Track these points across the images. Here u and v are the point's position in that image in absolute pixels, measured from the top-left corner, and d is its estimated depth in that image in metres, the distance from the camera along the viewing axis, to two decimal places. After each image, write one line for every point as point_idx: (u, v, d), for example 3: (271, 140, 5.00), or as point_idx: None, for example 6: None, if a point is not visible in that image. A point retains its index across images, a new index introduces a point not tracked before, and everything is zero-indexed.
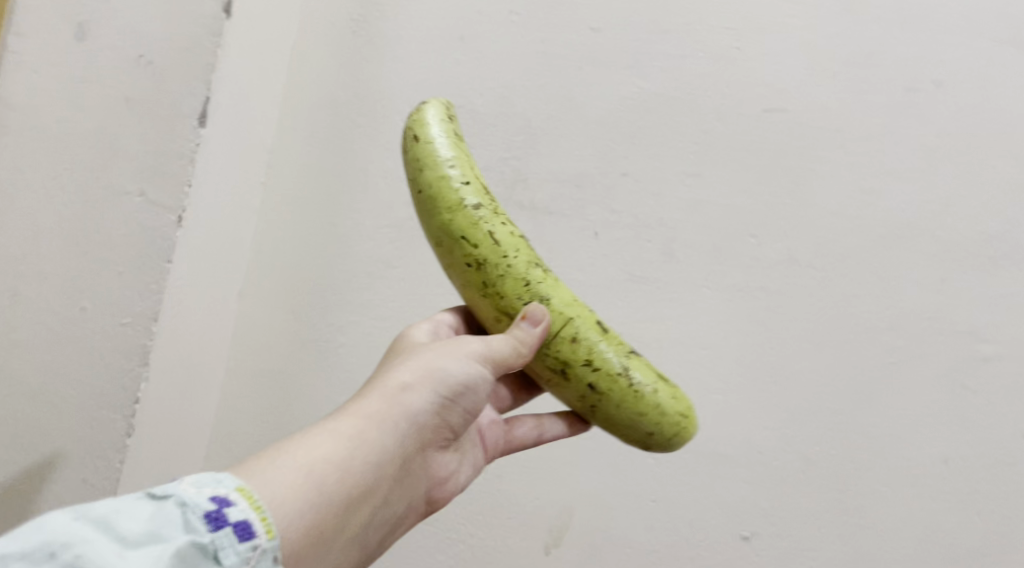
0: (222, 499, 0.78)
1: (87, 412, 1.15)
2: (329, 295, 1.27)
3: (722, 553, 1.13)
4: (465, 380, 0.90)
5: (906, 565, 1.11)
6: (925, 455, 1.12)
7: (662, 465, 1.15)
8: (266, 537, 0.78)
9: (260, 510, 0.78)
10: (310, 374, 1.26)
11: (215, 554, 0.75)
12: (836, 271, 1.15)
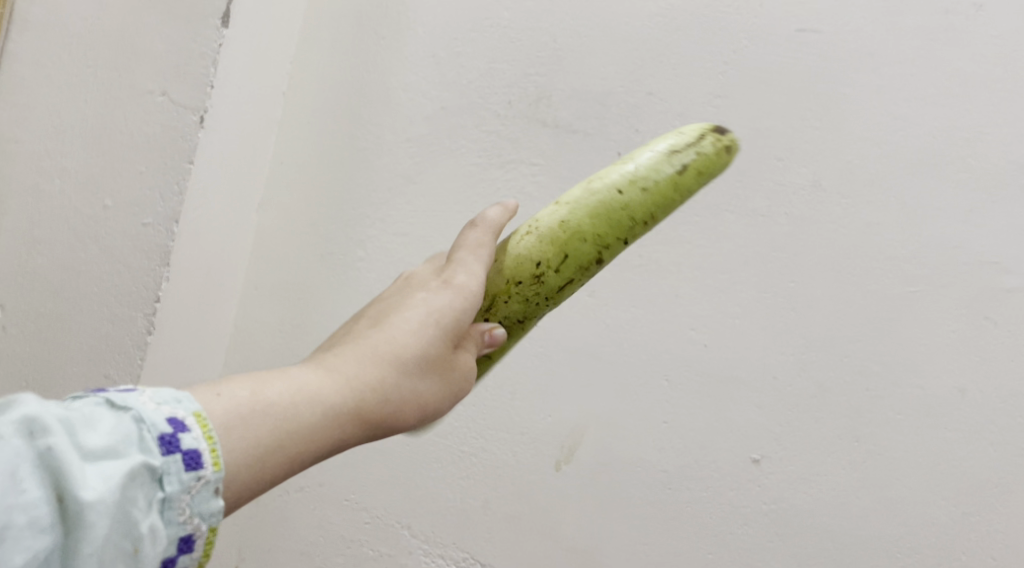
0: (177, 423, 0.74)
1: (110, 309, 1.18)
2: (348, 208, 1.27)
3: (732, 475, 1.13)
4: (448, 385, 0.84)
5: (918, 494, 1.10)
6: (941, 385, 1.11)
7: (675, 388, 1.15)
8: (212, 468, 0.74)
9: (210, 439, 0.75)
10: (326, 288, 1.26)
11: (160, 478, 0.72)
12: (860, 198, 1.14)
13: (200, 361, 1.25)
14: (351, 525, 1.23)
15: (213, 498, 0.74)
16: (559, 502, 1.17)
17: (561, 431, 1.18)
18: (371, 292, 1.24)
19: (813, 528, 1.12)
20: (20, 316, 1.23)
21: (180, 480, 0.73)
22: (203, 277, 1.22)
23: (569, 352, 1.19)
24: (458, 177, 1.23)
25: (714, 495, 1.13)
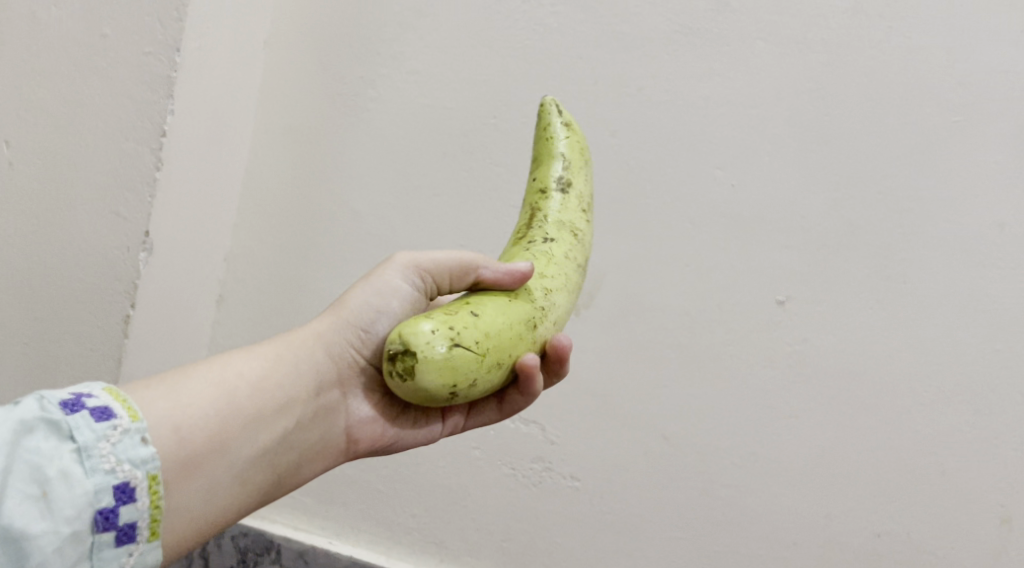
0: (81, 392, 0.90)
1: (113, 148, 1.35)
2: (393, 32, 1.50)
3: (762, 313, 1.38)
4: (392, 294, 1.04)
5: (948, 329, 1.33)
6: (987, 217, 1.32)
7: (722, 216, 1.39)
8: (128, 420, 0.90)
9: (124, 401, 0.91)
10: (359, 109, 1.51)
11: (71, 434, 0.87)
12: (902, 23, 1.35)
13: (211, 160, 1.44)
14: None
15: (137, 442, 0.90)
16: (629, 321, 1.42)
17: (619, 256, 1.43)
18: (454, 116, 1.48)
19: (838, 359, 1.36)
20: (56, 121, 1.38)
21: (99, 435, 0.88)
22: (213, 84, 1.40)
23: (626, 189, 1.43)
24: (525, 20, 1.46)
25: (756, 317, 1.38)
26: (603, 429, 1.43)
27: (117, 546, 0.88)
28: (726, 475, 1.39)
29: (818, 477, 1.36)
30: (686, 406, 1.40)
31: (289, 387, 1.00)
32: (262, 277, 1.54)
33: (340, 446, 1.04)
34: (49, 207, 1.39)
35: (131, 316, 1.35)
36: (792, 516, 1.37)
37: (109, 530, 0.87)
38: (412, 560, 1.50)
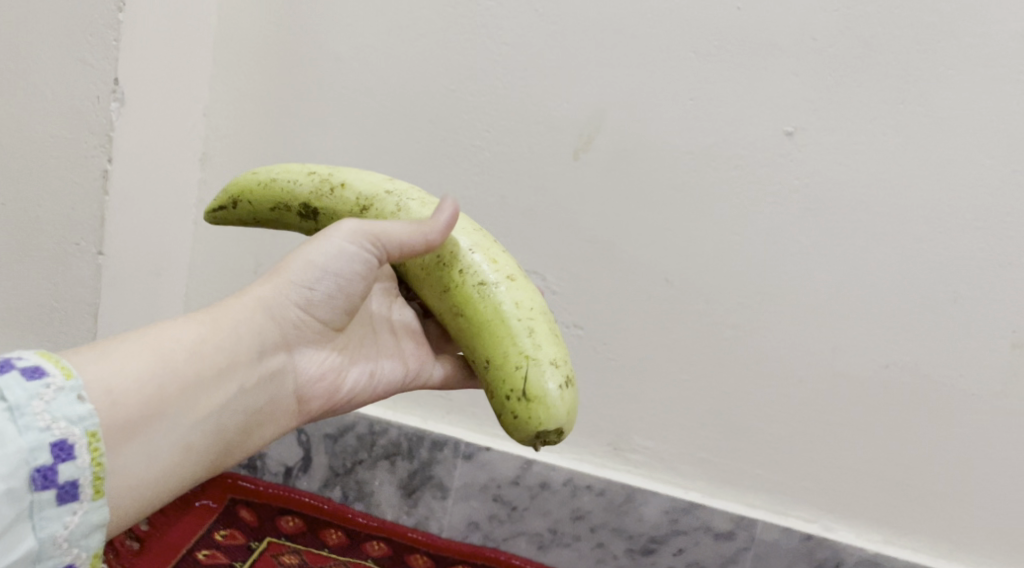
0: (11, 355, 0.94)
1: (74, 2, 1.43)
2: None
3: (773, 141, 1.47)
4: (328, 263, 1.10)
5: (965, 148, 1.43)
6: (1011, 29, 1.39)
7: (733, 46, 1.46)
8: (62, 378, 0.94)
9: (52, 363, 0.95)
10: None
11: (3, 394, 0.91)
12: None
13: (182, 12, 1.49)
14: (450, 187, 1.56)
15: (72, 398, 0.94)
16: (628, 164, 1.51)
17: (619, 96, 1.49)
18: None
19: (845, 186, 1.47)
20: None
21: (34, 394, 0.92)
22: None
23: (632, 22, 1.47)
24: None
25: (767, 152, 1.48)
26: (606, 277, 1.56)
27: (60, 505, 0.92)
28: (732, 316, 1.55)
29: (813, 312, 1.53)
30: (691, 251, 1.53)
31: (227, 351, 1.05)
32: (245, 131, 1.60)
33: (293, 405, 1.12)
34: (9, 60, 1.47)
35: (109, 171, 1.47)
36: (792, 348, 1.55)
37: (49, 488, 0.91)
38: (417, 415, 1.71)
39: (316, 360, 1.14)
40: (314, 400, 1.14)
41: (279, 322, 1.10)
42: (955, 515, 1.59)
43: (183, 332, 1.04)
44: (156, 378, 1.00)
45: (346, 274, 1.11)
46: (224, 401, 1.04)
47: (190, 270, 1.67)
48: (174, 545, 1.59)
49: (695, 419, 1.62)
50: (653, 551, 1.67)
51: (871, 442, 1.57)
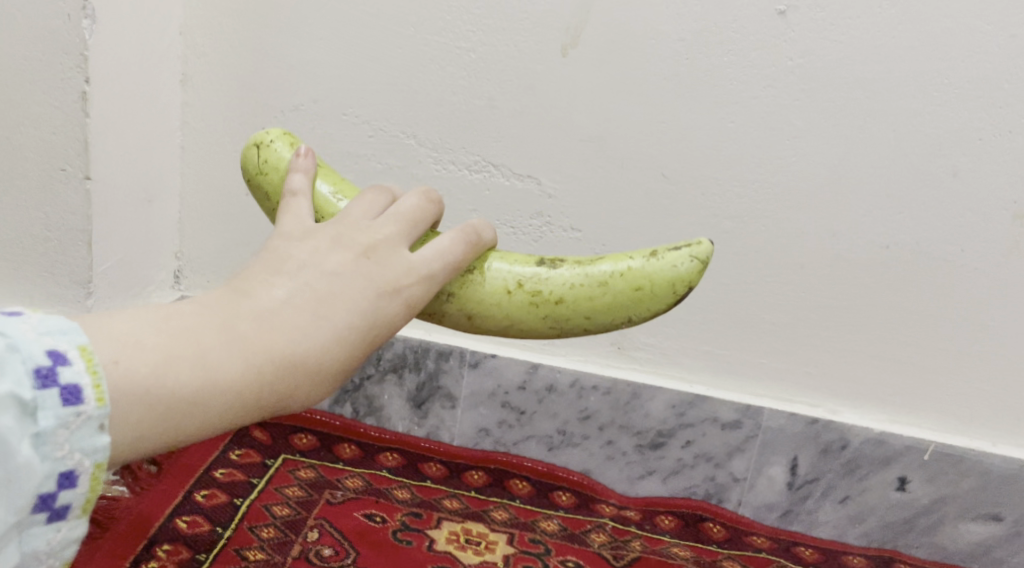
0: (57, 357, 0.80)
1: None
2: None
3: (763, 22, 1.47)
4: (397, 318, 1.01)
5: (959, 19, 1.43)
6: None
7: None
8: (95, 405, 0.80)
9: (94, 377, 0.81)
10: None
11: (32, 409, 0.78)
12: None
13: None
14: (438, 94, 1.57)
15: (96, 430, 0.80)
16: (617, 56, 1.51)
17: None
18: None
19: (837, 63, 1.46)
20: None
21: (58, 419, 0.79)
22: None
23: None
24: None
25: (759, 34, 1.47)
26: (600, 174, 1.57)
27: (48, 527, 0.80)
28: (731, 207, 1.55)
29: (813, 198, 1.53)
30: (684, 142, 1.53)
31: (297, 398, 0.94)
32: (224, 51, 1.60)
33: None
34: None
35: (87, 93, 1.45)
36: (791, 235, 1.56)
37: (43, 512, 0.79)
38: (422, 327, 1.72)
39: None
40: None
41: None
42: (957, 389, 1.62)
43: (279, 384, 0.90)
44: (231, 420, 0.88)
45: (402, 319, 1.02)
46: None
47: (182, 196, 1.69)
48: (191, 467, 1.61)
49: (696, 312, 1.63)
50: (661, 446, 1.71)
51: (874, 324, 1.59)
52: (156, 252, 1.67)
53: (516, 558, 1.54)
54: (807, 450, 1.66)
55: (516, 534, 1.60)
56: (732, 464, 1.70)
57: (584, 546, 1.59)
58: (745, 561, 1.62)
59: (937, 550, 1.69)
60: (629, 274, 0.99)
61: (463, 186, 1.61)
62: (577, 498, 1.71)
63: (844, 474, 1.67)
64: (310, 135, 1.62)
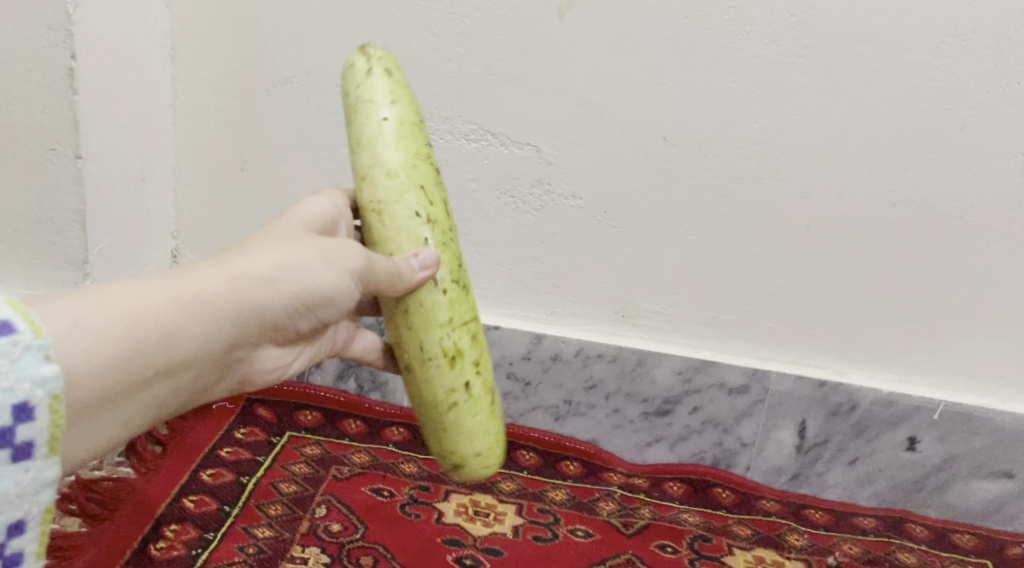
0: None
1: None
2: None
3: None
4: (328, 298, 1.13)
5: None
6: None
7: None
8: (32, 335, 0.86)
9: (24, 314, 0.87)
10: None
11: None
12: None
13: None
14: (432, 62, 1.55)
15: (40, 359, 0.86)
16: (615, 16, 1.48)
17: None
18: None
19: (841, 16, 1.43)
20: None
21: None
22: None
23: None
24: None
25: None
26: (600, 138, 1.55)
27: (15, 463, 0.86)
28: (734, 169, 1.53)
29: (817, 156, 1.51)
30: (685, 103, 1.50)
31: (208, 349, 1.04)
32: (212, 23, 1.57)
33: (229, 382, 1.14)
34: None
35: (73, 69, 1.43)
36: (796, 196, 1.53)
37: (6, 448, 0.85)
38: None
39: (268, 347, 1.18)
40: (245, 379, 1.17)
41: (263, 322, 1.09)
42: (967, 346, 1.59)
43: (194, 326, 1.01)
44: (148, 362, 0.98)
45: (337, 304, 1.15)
46: (179, 388, 1.04)
47: (177, 174, 1.67)
48: (196, 444, 1.60)
49: (701, 277, 1.61)
50: (668, 412, 1.69)
51: (881, 283, 1.57)
52: (154, 231, 1.65)
53: (525, 529, 1.54)
54: (816, 412, 1.64)
55: (524, 505, 1.59)
56: (740, 428, 1.68)
57: (593, 515, 1.58)
58: (754, 526, 1.61)
59: (948, 509, 1.68)
60: (359, 134, 1.16)
61: (461, 157, 1.59)
62: (585, 467, 1.69)
63: (853, 435, 1.65)
64: (304, 108, 1.59)
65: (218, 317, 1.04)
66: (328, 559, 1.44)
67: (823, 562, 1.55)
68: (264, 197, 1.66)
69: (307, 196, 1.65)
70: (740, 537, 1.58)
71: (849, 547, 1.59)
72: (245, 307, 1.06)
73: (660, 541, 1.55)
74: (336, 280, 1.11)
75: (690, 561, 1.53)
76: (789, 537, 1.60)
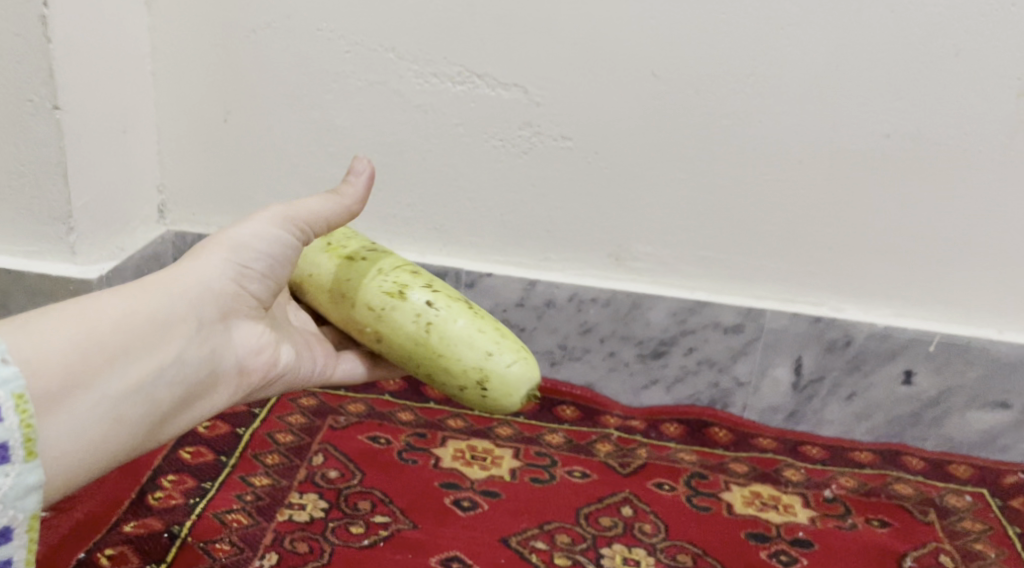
0: None
1: None
2: None
3: None
4: (270, 262, 1.19)
5: None
6: None
7: None
8: None
9: None
10: None
11: None
12: None
13: None
14: (416, 3, 1.52)
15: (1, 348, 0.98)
16: None
17: None
18: None
19: None
20: None
21: None
22: None
23: None
24: None
25: None
26: (588, 77, 1.52)
27: None
28: (726, 104, 1.51)
29: (806, 90, 1.49)
30: (673, 37, 1.48)
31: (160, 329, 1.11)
32: None
33: (226, 379, 1.18)
34: None
35: (47, 17, 1.41)
36: (789, 130, 1.51)
37: None
38: (416, 250, 1.67)
39: (256, 339, 1.21)
40: (246, 377, 1.20)
41: (216, 294, 1.16)
42: (963, 279, 1.58)
43: (135, 313, 1.10)
44: (96, 349, 1.06)
45: (275, 255, 1.19)
46: (158, 373, 1.10)
47: (159, 127, 1.64)
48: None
49: (695, 217, 1.59)
50: (663, 354, 1.67)
51: (876, 217, 1.55)
52: (137, 186, 1.62)
53: (522, 472, 1.53)
54: (811, 349, 1.63)
55: (521, 448, 1.58)
56: (736, 367, 1.67)
57: (590, 456, 1.58)
58: (751, 463, 1.61)
59: (944, 441, 1.67)
60: None
61: (446, 100, 1.56)
62: (582, 411, 1.68)
63: (849, 371, 1.64)
64: (285, 55, 1.56)
65: (162, 294, 1.12)
66: (326, 505, 1.43)
67: (819, 496, 1.55)
68: (248, 148, 1.63)
69: (292, 146, 1.62)
70: (737, 474, 1.58)
71: (846, 480, 1.59)
72: (186, 283, 1.14)
73: (658, 479, 1.55)
74: (268, 242, 1.19)
75: (688, 498, 1.52)
76: (785, 473, 1.59)
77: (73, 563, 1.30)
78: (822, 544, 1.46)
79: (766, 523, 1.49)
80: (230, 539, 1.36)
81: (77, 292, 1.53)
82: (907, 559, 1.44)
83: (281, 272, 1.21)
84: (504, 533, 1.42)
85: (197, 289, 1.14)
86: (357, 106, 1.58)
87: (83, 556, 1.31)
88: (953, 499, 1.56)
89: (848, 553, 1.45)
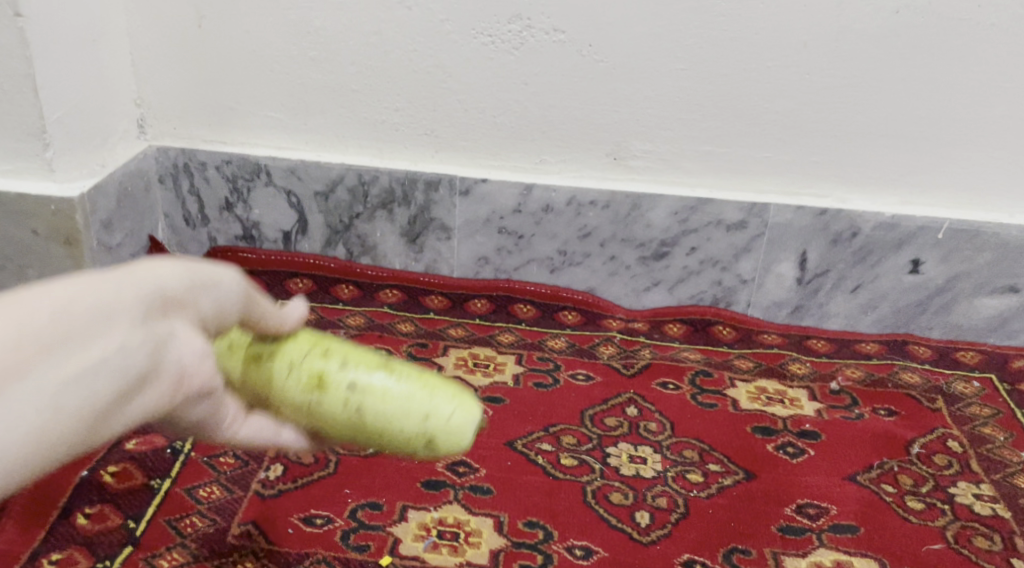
0: None
1: None
2: None
3: None
4: (225, 287, 0.94)
5: None
6: None
7: None
8: None
9: None
10: None
11: None
12: None
13: None
14: None
15: None
16: None
17: None
18: None
19: None
20: None
21: None
22: None
23: None
24: None
25: None
26: None
27: None
28: None
29: None
30: None
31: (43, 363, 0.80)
32: None
33: (163, 394, 0.88)
34: None
35: None
36: (793, 11, 1.43)
37: None
38: (408, 158, 1.60)
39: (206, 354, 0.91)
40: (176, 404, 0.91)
41: (162, 301, 0.88)
42: (975, 161, 1.51)
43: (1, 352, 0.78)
44: None
45: (229, 294, 0.95)
46: (97, 366, 0.83)
47: (130, 34, 1.55)
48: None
49: (697, 108, 1.51)
50: (665, 255, 1.61)
51: (885, 99, 1.48)
52: (112, 101, 1.54)
53: (526, 376, 1.48)
54: (818, 241, 1.57)
55: (524, 354, 1.53)
56: (741, 265, 1.61)
57: (595, 359, 1.53)
58: (756, 358, 1.56)
59: (952, 329, 1.62)
60: None
61: None
62: (583, 316, 1.63)
63: (855, 263, 1.58)
64: None
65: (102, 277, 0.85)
66: None
67: (824, 388, 1.50)
68: (226, 53, 1.55)
69: (270, 52, 1.54)
70: (742, 369, 1.53)
71: (853, 372, 1.54)
72: (130, 278, 0.87)
73: (662, 379, 1.50)
74: (220, 271, 0.94)
75: (693, 396, 1.47)
76: (791, 366, 1.55)
77: (77, 481, 1.26)
78: (829, 434, 1.42)
79: (773, 416, 1.44)
80: (233, 452, 1.32)
81: (57, 213, 1.45)
82: (914, 445, 1.40)
83: (229, 314, 0.96)
84: (509, 437, 1.37)
85: (158, 266, 0.89)
86: (337, 6, 1.50)
87: (85, 473, 1.27)
88: (961, 385, 1.52)
89: (858, 441, 1.41)
